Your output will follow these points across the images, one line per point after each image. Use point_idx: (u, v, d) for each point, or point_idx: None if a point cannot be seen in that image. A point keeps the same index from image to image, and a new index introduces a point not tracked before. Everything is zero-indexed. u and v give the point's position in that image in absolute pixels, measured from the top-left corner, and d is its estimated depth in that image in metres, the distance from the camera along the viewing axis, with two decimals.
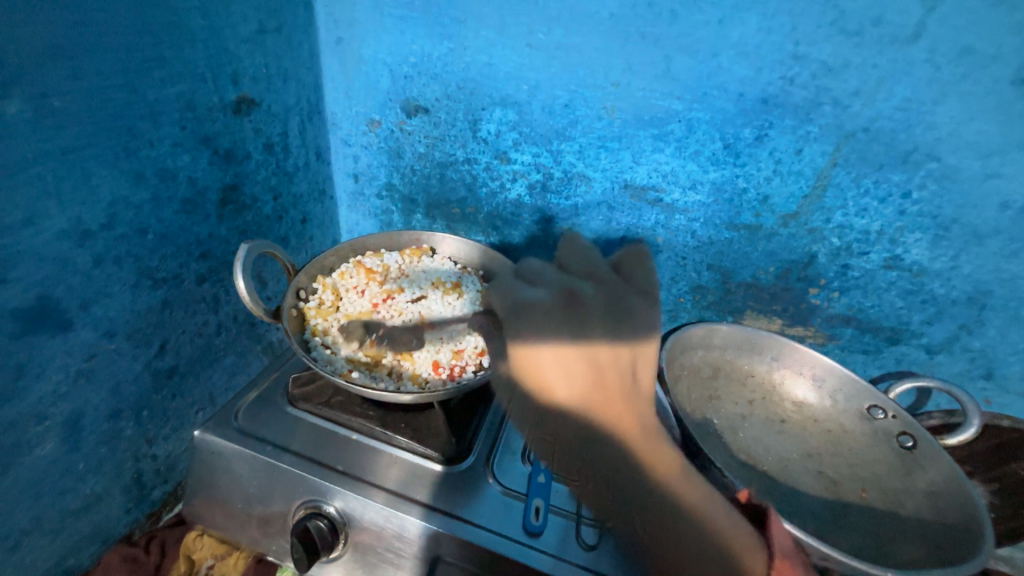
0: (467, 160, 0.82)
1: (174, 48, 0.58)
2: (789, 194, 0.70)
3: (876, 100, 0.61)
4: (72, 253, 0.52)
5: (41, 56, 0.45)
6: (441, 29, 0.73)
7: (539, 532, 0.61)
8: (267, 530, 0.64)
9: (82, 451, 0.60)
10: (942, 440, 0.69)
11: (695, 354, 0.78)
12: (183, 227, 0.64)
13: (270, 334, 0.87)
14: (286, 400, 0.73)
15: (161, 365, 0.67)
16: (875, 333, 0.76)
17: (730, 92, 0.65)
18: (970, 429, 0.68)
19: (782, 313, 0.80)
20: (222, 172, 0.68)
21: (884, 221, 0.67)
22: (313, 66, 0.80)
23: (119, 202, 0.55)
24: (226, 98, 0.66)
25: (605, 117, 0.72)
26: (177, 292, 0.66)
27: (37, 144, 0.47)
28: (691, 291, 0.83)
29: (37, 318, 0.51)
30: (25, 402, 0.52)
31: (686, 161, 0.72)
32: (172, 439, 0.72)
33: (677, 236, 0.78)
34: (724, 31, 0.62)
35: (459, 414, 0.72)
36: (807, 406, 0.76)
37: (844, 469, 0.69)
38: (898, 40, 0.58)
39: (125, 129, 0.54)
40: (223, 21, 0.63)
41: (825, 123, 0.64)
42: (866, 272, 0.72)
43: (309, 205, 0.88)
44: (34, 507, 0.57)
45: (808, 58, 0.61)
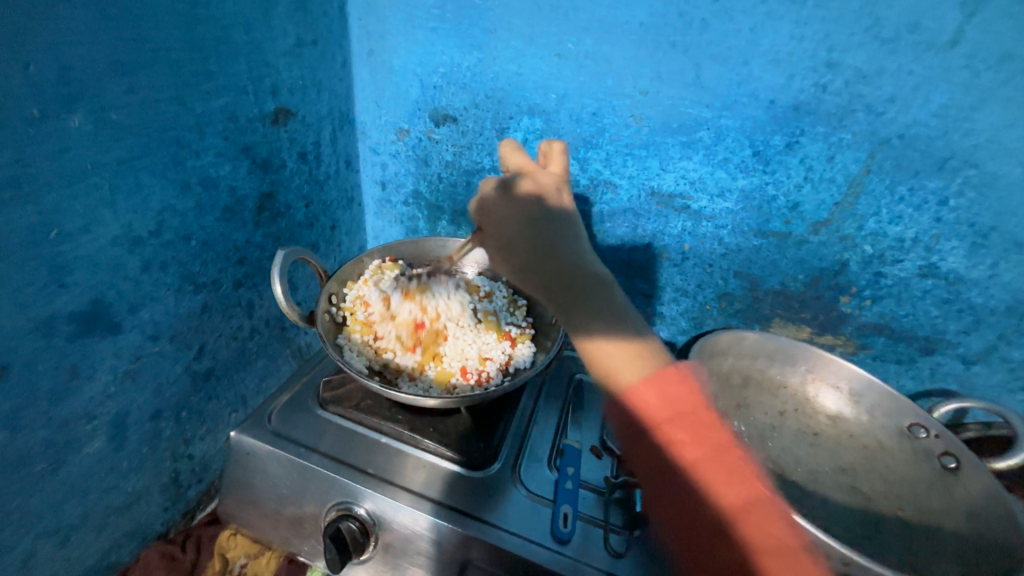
0: (494, 168, 0.83)
1: (219, 62, 0.60)
2: (820, 201, 0.69)
3: (912, 106, 0.60)
4: (124, 259, 0.55)
5: (102, 71, 0.48)
6: (471, 40, 0.74)
7: (567, 539, 0.61)
8: (299, 531, 0.66)
9: (127, 449, 0.62)
10: (990, 465, 0.63)
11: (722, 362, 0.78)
12: (224, 234, 0.67)
13: (299, 338, 0.89)
14: (317, 402, 0.75)
15: (200, 367, 0.69)
16: (908, 343, 0.75)
17: (761, 99, 0.65)
18: (1020, 455, 0.63)
19: (811, 321, 0.79)
20: (260, 181, 0.71)
21: (918, 229, 0.66)
22: (345, 77, 0.82)
23: (167, 210, 0.58)
24: (265, 109, 0.69)
25: (633, 124, 0.72)
26: (216, 296, 0.68)
27: (96, 156, 0.49)
28: (717, 298, 0.83)
29: (91, 321, 0.53)
30: (77, 401, 0.54)
31: (715, 169, 0.71)
32: (207, 439, 0.74)
33: (704, 243, 0.78)
34: (755, 38, 0.62)
35: (484, 420, 0.73)
36: (841, 419, 0.75)
37: (880, 485, 0.68)
38: (936, 47, 0.57)
39: (174, 140, 0.56)
40: (265, 35, 0.66)
41: (858, 130, 0.63)
42: (899, 280, 0.71)
43: (338, 213, 0.90)
44: (82, 503, 0.59)
45: (841, 65, 0.61)
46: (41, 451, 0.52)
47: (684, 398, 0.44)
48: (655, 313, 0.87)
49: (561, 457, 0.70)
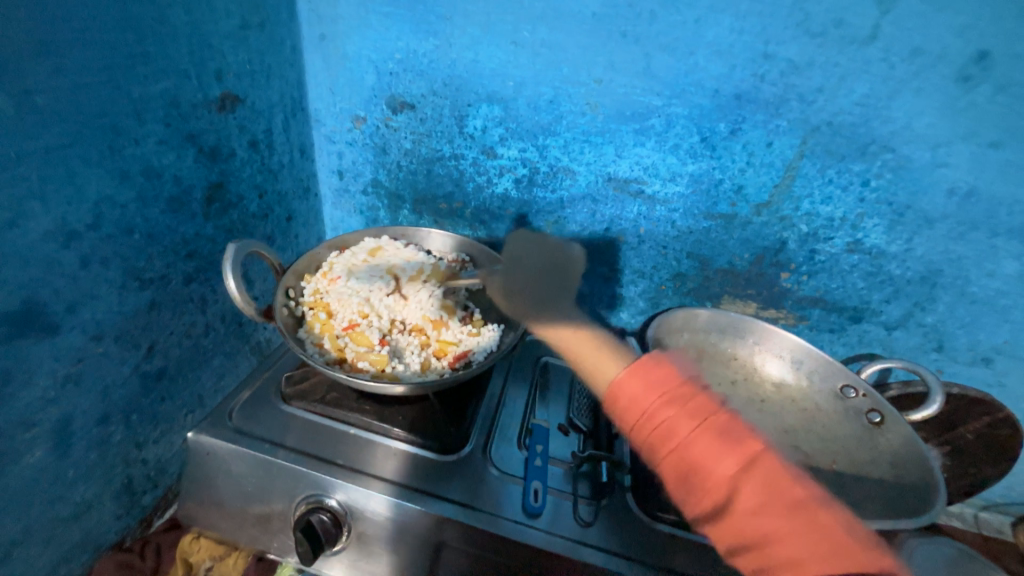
0: (454, 155, 0.83)
1: (158, 43, 0.56)
2: (762, 184, 0.74)
3: (837, 96, 0.66)
4: (58, 254, 0.51)
5: (24, 52, 0.44)
6: (426, 26, 0.74)
7: (539, 513, 0.63)
8: (267, 528, 0.65)
9: (73, 457, 0.58)
10: (908, 416, 0.71)
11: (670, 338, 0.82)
12: (170, 226, 0.63)
13: (257, 334, 0.86)
14: (280, 398, 0.73)
15: (150, 368, 0.66)
16: (840, 313, 0.82)
17: (706, 88, 0.69)
18: (932, 406, 0.71)
19: (756, 297, 0.85)
20: (208, 170, 0.67)
21: (846, 208, 0.73)
22: (296, 62, 0.80)
23: (105, 201, 0.54)
24: (211, 95, 0.65)
25: (589, 112, 0.74)
26: (165, 293, 0.65)
27: (22, 143, 0.46)
28: (671, 279, 0.87)
29: (25, 321, 0.49)
30: (14, 408, 0.51)
31: (667, 154, 0.75)
32: (162, 442, 0.71)
33: (659, 226, 0.82)
34: (700, 30, 0.66)
35: (453, 405, 0.74)
36: (785, 386, 0.82)
37: (818, 444, 0.74)
38: (857, 41, 0.63)
39: (110, 127, 0.53)
40: (207, 16, 0.62)
41: (792, 118, 0.69)
42: (831, 256, 0.77)
43: (294, 203, 0.87)
44: (24, 517, 0.55)
45: (777, 57, 0.65)
46: None
47: (657, 380, 0.45)
48: (615, 295, 0.91)
49: (530, 436, 0.73)
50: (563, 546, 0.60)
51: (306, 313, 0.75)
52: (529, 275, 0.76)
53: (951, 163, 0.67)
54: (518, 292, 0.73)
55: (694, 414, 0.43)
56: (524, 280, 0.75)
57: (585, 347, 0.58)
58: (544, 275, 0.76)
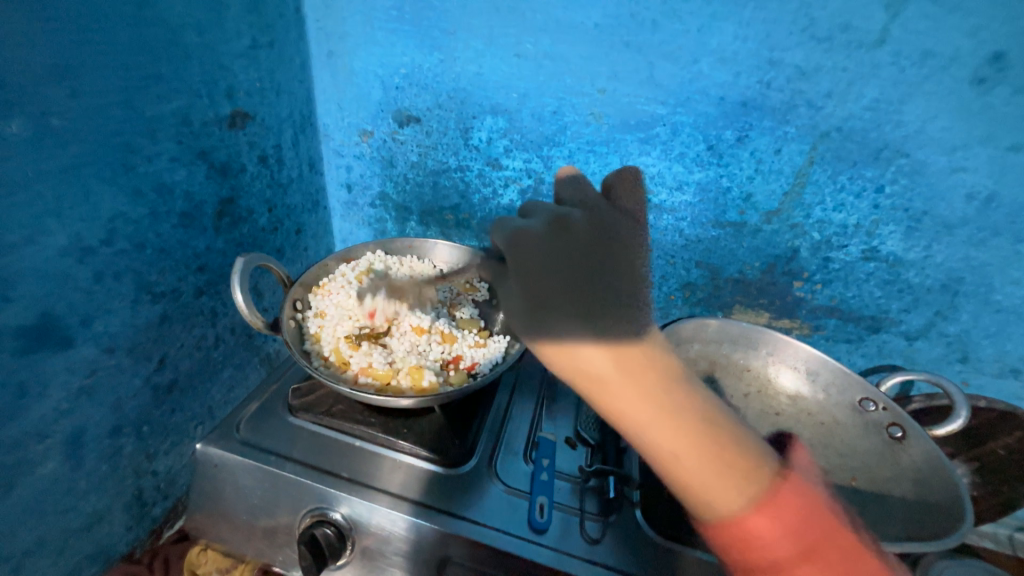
0: (460, 167, 0.84)
1: (170, 65, 0.58)
2: (771, 192, 0.73)
3: (847, 101, 0.65)
4: (73, 270, 0.52)
5: (42, 76, 0.46)
6: (431, 41, 0.75)
7: (544, 529, 0.62)
8: (273, 541, 0.65)
9: (85, 468, 0.59)
10: (931, 432, 0.69)
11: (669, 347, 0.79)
12: (182, 241, 0.65)
13: (267, 345, 0.87)
14: (287, 409, 0.73)
15: (161, 380, 0.67)
16: (856, 323, 0.80)
17: (711, 96, 0.68)
18: (959, 420, 0.68)
19: (769, 307, 0.83)
20: (219, 186, 0.69)
21: (860, 215, 0.71)
22: (305, 79, 0.81)
23: (119, 217, 0.56)
24: (222, 112, 0.67)
25: (593, 122, 0.74)
26: (176, 306, 0.66)
27: (39, 163, 0.47)
28: (681, 288, 0.86)
29: (40, 334, 0.51)
30: (28, 421, 0.52)
31: (673, 163, 0.74)
32: (172, 453, 0.72)
33: (666, 235, 0.81)
34: (704, 38, 0.65)
35: (459, 418, 0.73)
36: (800, 398, 0.79)
37: (836, 459, 0.71)
38: (865, 45, 0.61)
39: (124, 145, 0.55)
40: (218, 37, 0.64)
41: (801, 124, 0.67)
42: (846, 264, 0.75)
43: (304, 216, 0.89)
44: (36, 528, 0.56)
45: (783, 63, 0.64)
46: None
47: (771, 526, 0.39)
48: None
49: (536, 450, 0.72)
50: (569, 564, 0.59)
51: (311, 326, 0.75)
52: (577, 257, 0.46)
53: (968, 167, 0.64)
54: (547, 274, 0.45)
55: (814, 558, 0.39)
56: (576, 259, 0.46)
57: (684, 444, 0.40)
58: (618, 294, 0.45)
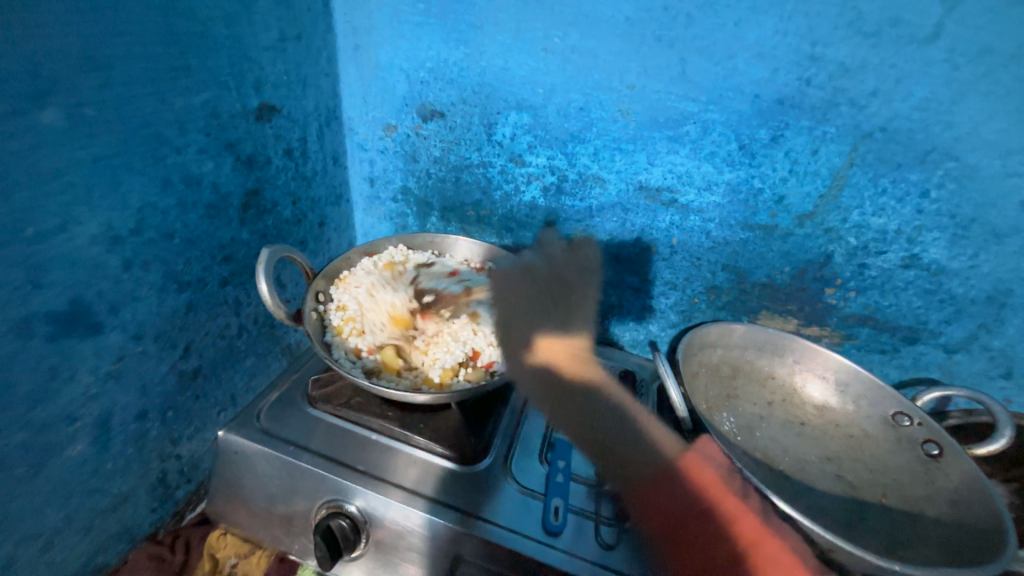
0: (482, 163, 0.83)
1: (201, 57, 0.59)
2: (805, 194, 0.70)
3: (892, 100, 0.61)
4: (103, 257, 0.54)
5: (76, 67, 0.47)
6: (457, 35, 0.74)
7: (558, 532, 0.61)
8: (289, 529, 0.65)
9: (111, 451, 0.61)
10: (970, 451, 0.66)
11: (691, 347, 0.77)
12: (208, 231, 0.66)
13: (288, 336, 0.88)
14: (307, 400, 0.74)
15: (186, 366, 0.68)
16: (892, 333, 0.76)
17: (746, 93, 0.66)
18: (999, 440, 0.65)
19: (798, 313, 0.80)
20: (245, 177, 0.70)
21: (901, 220, 0.67)
22: (331, 73, 0.82)
23: (148, 207, 0.57)
24: (249, 104, 0.68)
25: (620, 119, 0.72)
26: (201, 295, 0.67)
27: (73, 152, 0.48)
28: (705, 291, 0.83)
29: (70, 320, 0.52)
30: (58, 403, 0.53)
31: (702, 162, 0.72)
32: (195, 438, 0.73)
33: (692, 236, 0.78)
34: (740, 33, 0.63)
35: (475, 415, 0.73)
36: (828, 409, 0.76)
37: (865, 475, 0.69)
38: (915, 41, 0.58)
39: (154, 136, 0.56)
40: (247, 30, 0.65)
41: (841, 123, 0.64)
42: (883, 271, 0.72)
43: (327, 209, 0.89)
44: (65, 506, 0.58)
45: (824, 60, 0.61)
46: (21, 454, 0.51)
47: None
48: (644, 307, 0.88)
49: (552, 451, 0.71)
50: (580, 569, 0.58)
51: (329, 317, 0.75)
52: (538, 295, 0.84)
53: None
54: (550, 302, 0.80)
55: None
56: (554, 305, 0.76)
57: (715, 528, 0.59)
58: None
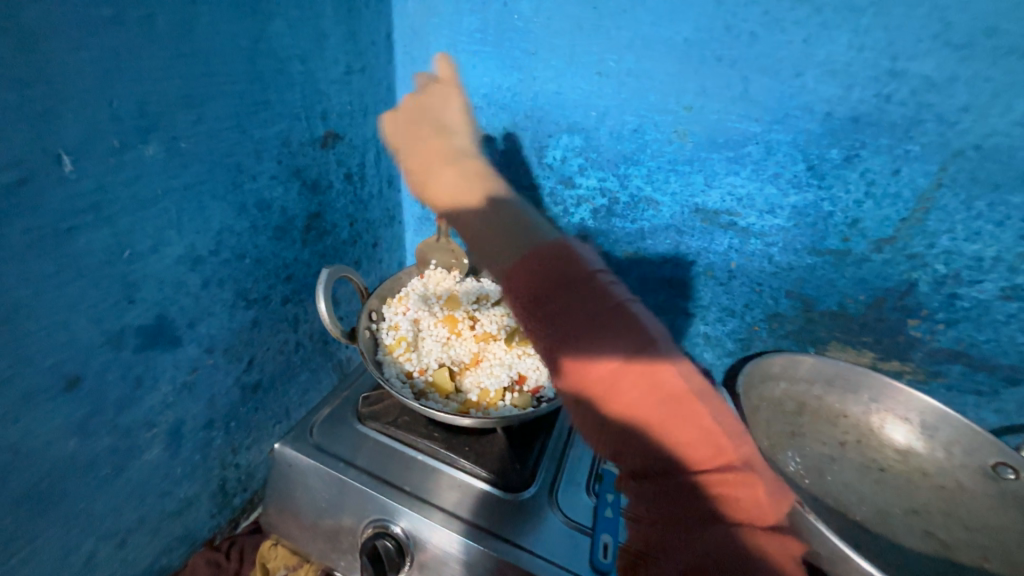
0: (532, 185, 0.83)
1: (277, 91, 0.64)
2: (883, 218, 0.64)
3: (989, 115, 0.56)
4: (186, 276, 0.58)
5: (175, 104, 0.51)
6: (511, 61, 0.75)
7: (608, 571, 0.58)
8: (336, 545, 0.66)
9: (181, 457, 0.65)
10: None
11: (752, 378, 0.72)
12: (274, 252, 0.70)
13: (340, 352, 0.91)
14: (355, 417, 0.76)
15: (248, 379, 0.72)
16: (990, 372, 0.68)
17: (816, 112, 0.62)
18: None
19: (874, 346, 0.73)
20: (309, 201, 0.74)
21: (1001, 247, 0.60)
22: (390, 101, 0.85)
23: (225, 230, 0.61)
24: (316, 133, 0.72)
25: (676, 140, 0.70)
26: (265, 312, 0.71)
27: (166, 180, 0.53)
28: (766, 319, 0.78)
29: (155, 334, 0.56)
30: (139, 410, 0.57)
31: (764, 184, 0.68)
32: (253, 449, 0.76)
33: (753, 260, 0.74)
34: (809, 50, 0.60)
35: (521, 441, 0.71)
36: (912, 454, 0.68)
37: (960, 533, 0.60)
38: (1017, 51, 0.53)
39: (234, 165, 0.60)
40: (318, 65, 0.69)
41: (927, 142, 0.59)
42: (978, 302, 0.64)
43: (380, 230, 0.93)
44: (139, 508, 0.62)
45: (906, 74, 0.57)
46: (106, 457, 0.55)
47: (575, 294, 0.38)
48: (699, 333, 0.84)
49: (600, 483, 0.68)
50: None
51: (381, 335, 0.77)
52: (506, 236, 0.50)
53: None
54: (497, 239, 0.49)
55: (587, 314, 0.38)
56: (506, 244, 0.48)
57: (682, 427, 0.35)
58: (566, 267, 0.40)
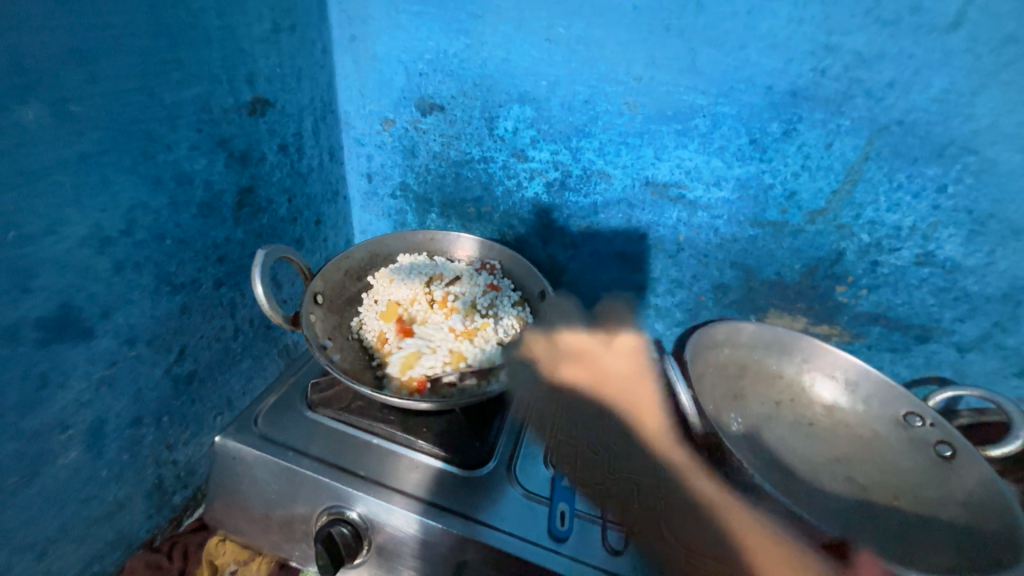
0: (484, 159, 0.80)
1: (189, 49, 0.56)
2: (817, 189, 0.68)
3: (911, 91, 0.59)
4: (93, 260, 0.51)
5: (59, 60, 0.44)
6: (457, 25, 0.71)
7: (565, 538, 0.60)
8: (290, 534, 0.64)
9: (106, 458, 0.59)
10: (986, 452, 0.63)
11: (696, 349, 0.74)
12: (201, 231, 0.64)
13: (286, 337, 0.86)
14: (305, 403, 0.72)
15: (181, 371, 0.66)
16: (903, 331, 0.74)
17: (758, 85, 0.64)
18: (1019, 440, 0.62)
19: (807, 311, 0.78)
20: (238, 174, 0.67)
21: (917, 216, 0.66)
22: (326, 65, 0.79)
23: (138, 207, 0.55)
24: (242, 99, 0.65)
25: (626, 112, 0.70)
26: (195, 297, 0.65)
27: (57, 150, 0.46)
28: (712, 289, 0.81)
29: (60, 326, 0.50)
30: (48, 411, 0.51)
31: (711, 157, 0.70)
32: (192, 443, 0.71)
33: (700, 233, 0.76)
34: (753, 21, 0.60)
35: (479, 419, 0.71)
36: (838, 409, 0.74)
37: (876, 476, 0.67)
38: (937, 29, 0.56)
39: (143, 133, 0.53)
40: (238, 20, 0.62)
41: (857, 116, 0.62)
42: (896, 268, 0.70)
43: (323, 206, 0.87)
44: (60, 515, 0.56)
45: (841, 49, 0.59)
46: (11, 465, 0.50)
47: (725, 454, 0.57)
48: (650, 305, 0.86)
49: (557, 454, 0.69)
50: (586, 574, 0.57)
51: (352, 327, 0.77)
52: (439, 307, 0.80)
53: None
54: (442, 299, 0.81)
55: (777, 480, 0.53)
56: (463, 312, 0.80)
57: None
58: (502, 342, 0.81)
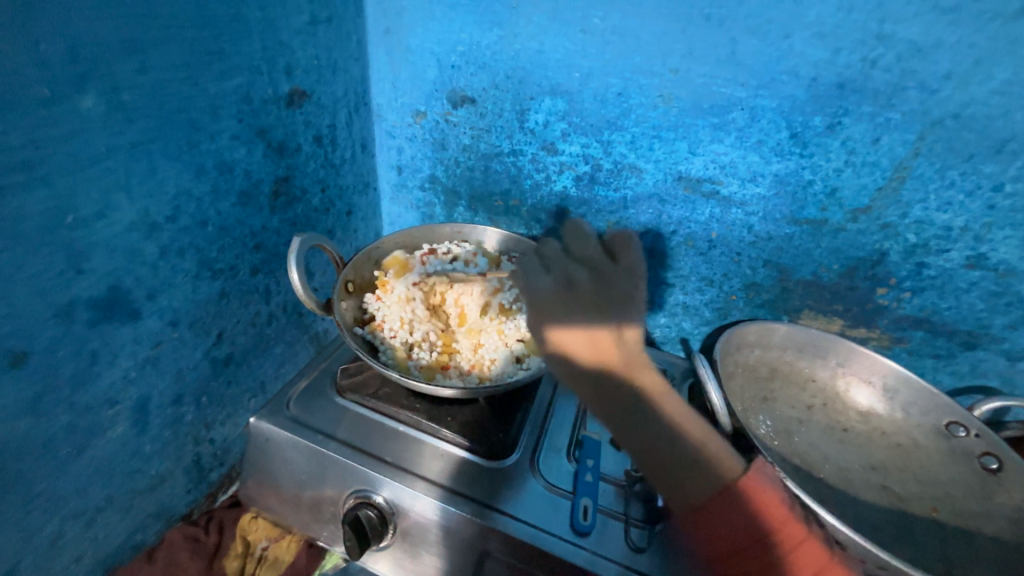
0: (513, 152, 0.80)
1: (232, 41, 0.58)
2: (861, 186, 0.65)
3: (969, 83, 0.56)
4: (141, 244, 0.54)
5: (114, 51, 0.46)
6: (490, 16, 0.71)
7: (587, 532, 0.60)
8: (318, 515, 0.66)
9: (150, 433, 0.62)
10: None
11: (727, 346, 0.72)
12: (240, 219, 0.66)
13: (316, 324, 0.89)
14: (334, 389, 0.74)
15: (219, 353, 0.69)
16: (948, 337, 0.71)
17: (801, 77, 0.61)
18: None
19: (844, 314, 0.75)
20: (275, 165, 0.69)
21: (968, 216, 0.62)
22: (360, 57, 0.80)
23: (183, 194, 0.57)
24: (280, 90, 0.67)
25: (661, 105, 0.68)
26: (233, 283, 0.68)
27: (110, 138, 0.48)
28: (744, 288, 0.79)
29: (110, 306, 0.53)
30: (99, 386, 0.54)
31: (748, 152, 0.68)
32: (227, 424, 0.74)
33: (733, 230, 0.74)
34: (799, 10, 0.58)
35: (502, 412, 0.72)
36: (873, 416, 0.71)
37: (914, 486, 0.64)
38: (1001, 16, 0.52)
39: (188, 122, 0.55)
40: (278, 12, 0.64)
41: (908, 110, 0.59)
42: (944, 271, 0.67)
43: (354, 197, 0.88)
44: (107, 486, 0.60)
45: (893, 38, 0.56)
46: (65, 436, 0.53)
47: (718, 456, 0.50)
48: (678, 303, 0.84)
49: (580, 449, 0.70)
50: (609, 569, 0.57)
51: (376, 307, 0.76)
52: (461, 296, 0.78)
53: None
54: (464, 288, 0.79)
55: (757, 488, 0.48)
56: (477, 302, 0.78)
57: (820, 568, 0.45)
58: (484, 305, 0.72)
